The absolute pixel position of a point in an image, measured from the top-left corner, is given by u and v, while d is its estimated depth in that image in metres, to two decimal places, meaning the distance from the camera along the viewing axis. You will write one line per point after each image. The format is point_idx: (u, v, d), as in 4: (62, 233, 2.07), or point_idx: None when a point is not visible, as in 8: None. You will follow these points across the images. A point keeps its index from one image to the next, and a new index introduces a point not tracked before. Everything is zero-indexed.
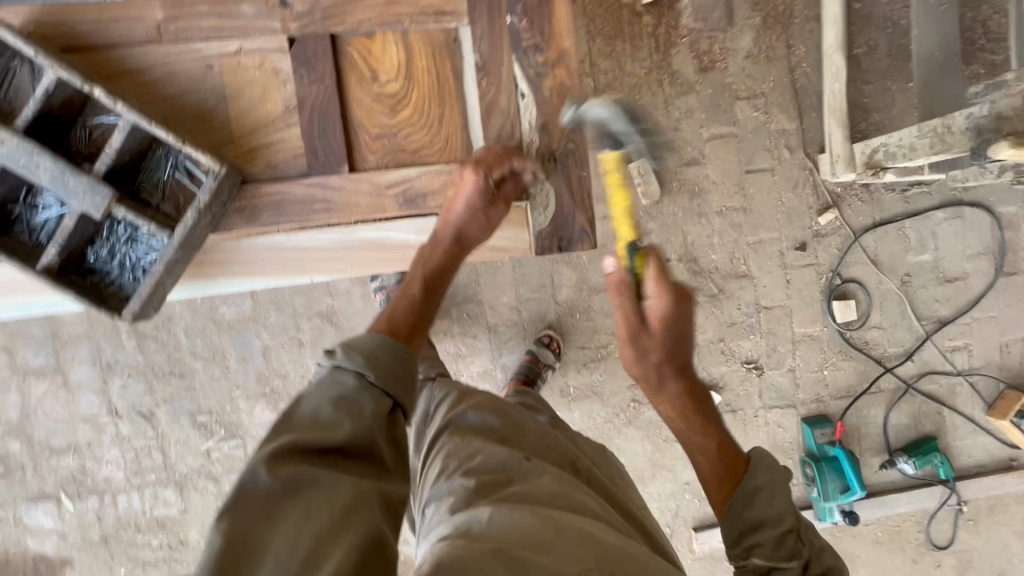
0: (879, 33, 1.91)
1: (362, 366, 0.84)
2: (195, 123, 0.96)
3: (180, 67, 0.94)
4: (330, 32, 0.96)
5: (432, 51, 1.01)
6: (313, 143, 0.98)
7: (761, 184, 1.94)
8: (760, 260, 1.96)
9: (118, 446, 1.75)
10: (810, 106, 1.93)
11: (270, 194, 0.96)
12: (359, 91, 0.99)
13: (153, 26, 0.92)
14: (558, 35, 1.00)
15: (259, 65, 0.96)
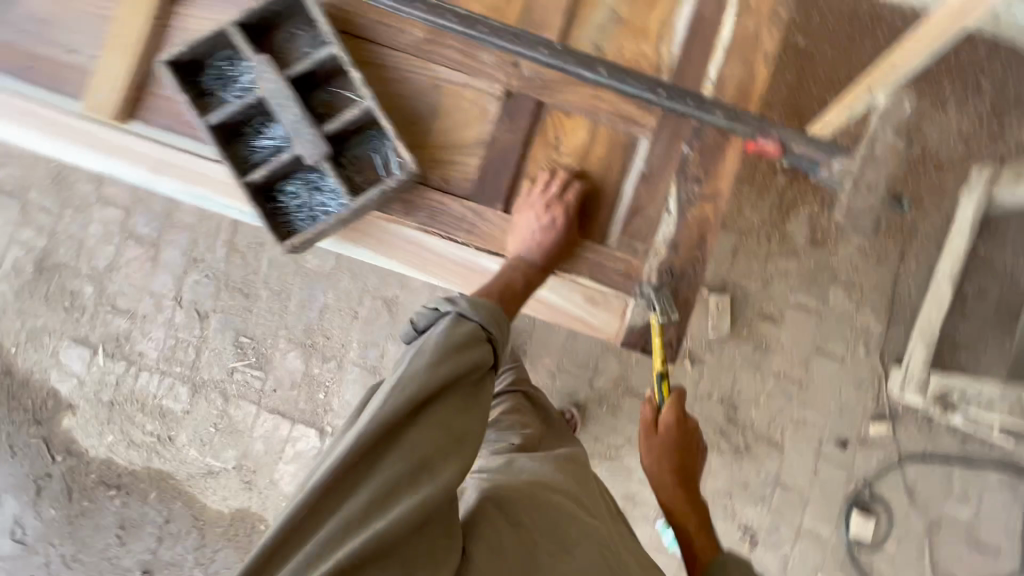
0: (992, 282, 1.94)
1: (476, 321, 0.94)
2: (402, 120, 1.10)
3: (414, 77, 1.11)
4: (540, 98, 1.10)
5: (613, 146, 1.12)
6: (484, 177, 1.12)
7: (826, 368, 1.94)
8: (796, 437, 1.94)
9: (165, 330, 1.89)
10: (901, 318, 1.95)
11: (429, 202, 1.10)
12: (538, 151, 1.12)
13: (412, 40, 1.10)
14: (719, 179, 1.10)
15: (474, 100, 1.11)
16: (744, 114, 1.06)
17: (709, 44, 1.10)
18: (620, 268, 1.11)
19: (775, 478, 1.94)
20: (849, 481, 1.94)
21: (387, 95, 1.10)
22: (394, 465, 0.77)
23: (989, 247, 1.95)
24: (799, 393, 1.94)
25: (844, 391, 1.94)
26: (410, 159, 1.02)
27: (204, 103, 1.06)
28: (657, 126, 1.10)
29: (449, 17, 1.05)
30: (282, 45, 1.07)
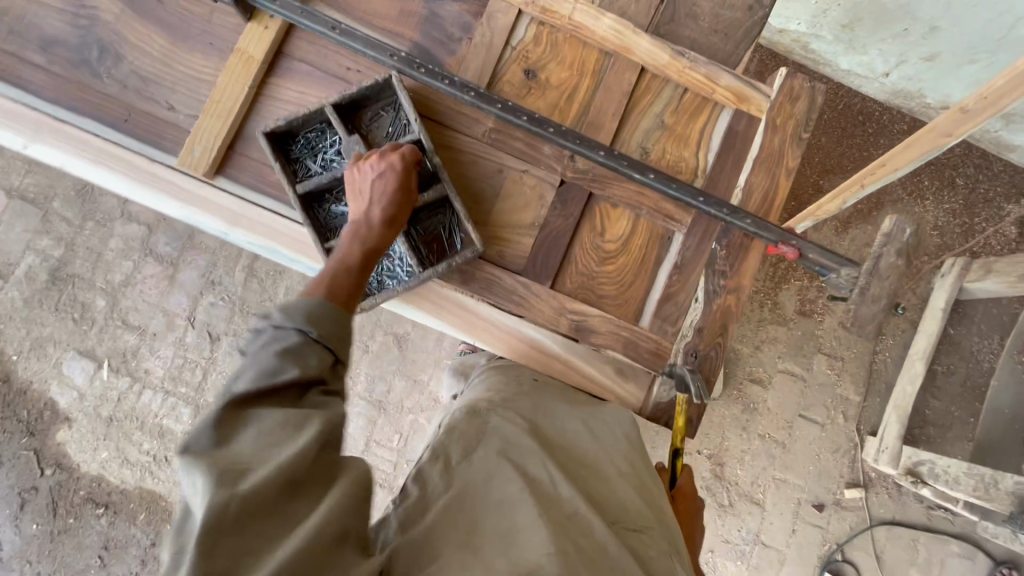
0: (958, 363, 2.11)
1: (300, 325, 0.82)
2: (465, 197, 1.14)
3: (481, 162, 1.15)
4: (592, 189, 1.15)
5: (652, 238, 1.16)
6: (534, 257, 1.14)
7: (808, 432, 2.06)
8: (777, 497, 2.04)
9: (174, 349, 1.90)
10: (877, 390, 2.09)
11: (480, 271, 1.12)
12: (585, 236, 1.15)
13: (482, 128, 1.14)
14: (742, 275, 1.14)
15: (533, 187, 1.15)
16: (769, 222, 1.11)
17: (741, 157, 1.14)
18: (651, 347, 1.14)
19: (755, 535, 2.03)
20: (823, 542, 2.03)
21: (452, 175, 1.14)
22: (244, 462, 0.69)
23: (958, 330, 2.12)
24: (782, 455, 2.05)
25: (823, 455, 2.06)
26: (478, 237, 1.08)
27: (293, 169, 1.14)
28: (693, 223, 1.14)
29: (515, 112, 1.09)
30: (369, 124, 1.15)
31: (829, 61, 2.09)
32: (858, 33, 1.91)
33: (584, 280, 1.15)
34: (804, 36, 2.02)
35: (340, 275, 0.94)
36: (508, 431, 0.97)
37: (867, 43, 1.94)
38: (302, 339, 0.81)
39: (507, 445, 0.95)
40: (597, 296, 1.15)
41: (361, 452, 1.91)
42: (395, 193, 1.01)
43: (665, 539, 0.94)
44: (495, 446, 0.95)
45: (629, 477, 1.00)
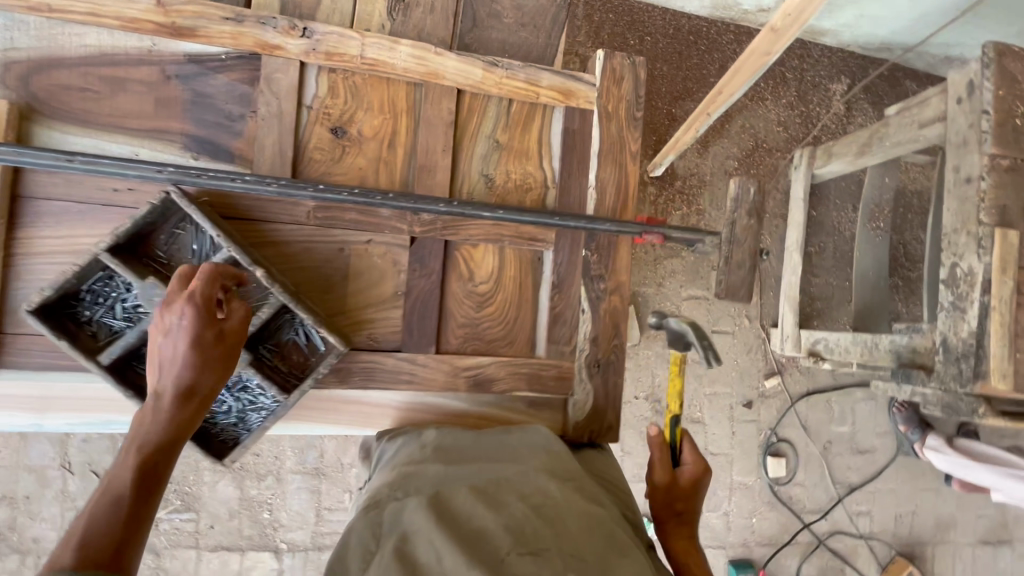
0: (826, 239, 2.33)
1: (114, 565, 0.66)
2: (316, 293, 1.10)
3: (319, 247, 1.10)
4: (446, 238, 1.14)
5: (521, 265, 1.20)
6: (410, 324, 1.13)
7: (723, 344, 2.23)
8: (713, 410, 2.21)
9: (59, 504, 1.64)
10: (769, 285, 2.28)
11: (365, 361, 1.11)
12: (454, 287, 1.16)
13: (306, 212, 1.08)
14: (619, 271, 1.22)
15: (383, 255, 1.13)
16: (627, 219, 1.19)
17: (584, 154, 1.21)
18: (554, 374, 1.20)
19: (704, 449, 2.21)
20: (759, 432, 2.26)
21: (297, 276, 1.09)
22: None
23: (820, 210, 2.33)
24: (707, 372, 2.21)
25: (740, 359, 2.24)
26: (337, 339, 1.02)
27: (90, 333, 1.03)
28: (557, 239, 1.18)
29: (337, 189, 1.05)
30: (167, 251, 1.05)
31: None
32: None
33: (468, 329, 1.17)
34: None
35: (105, 488, 0.73)
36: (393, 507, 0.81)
37: None
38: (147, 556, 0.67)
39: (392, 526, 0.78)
40: (490, 346, 1.18)
41: (315, 526, 1.81)
42: (196, 352, 0.86)
43: (624, 546, 0.82)
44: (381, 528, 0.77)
45: (548, 491, 0.89)
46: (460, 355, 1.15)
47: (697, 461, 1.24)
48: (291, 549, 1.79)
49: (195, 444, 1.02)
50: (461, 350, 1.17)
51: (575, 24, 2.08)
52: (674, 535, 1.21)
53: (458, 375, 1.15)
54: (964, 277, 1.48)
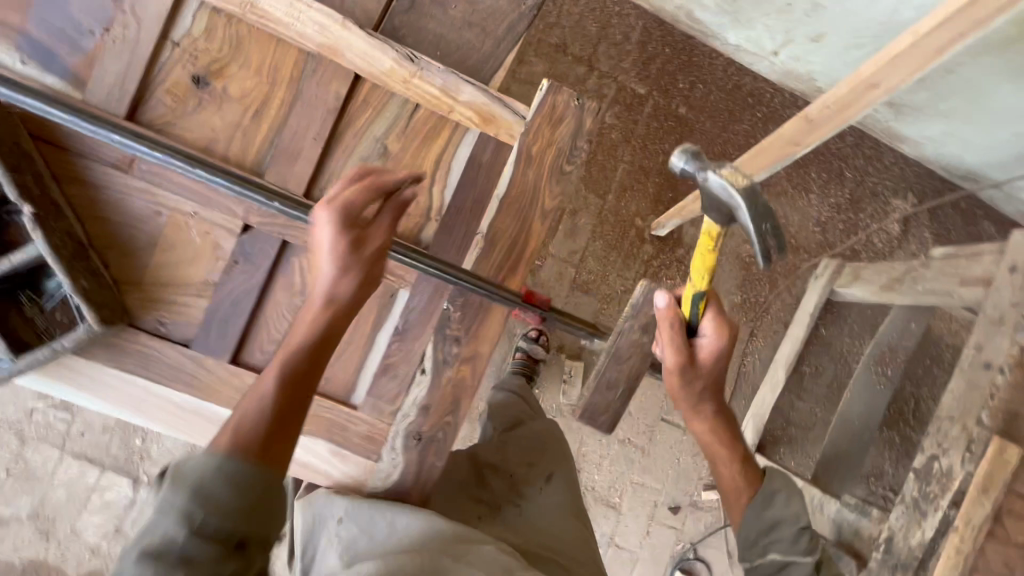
0: (826, 363, 2.03)
1: (183, 499, 0.65)
2: (111, 251, 0.97)
3: (132, 202, 0.96)
4: (282, 239, 0.98)
5: (368, 297, 1.05)
6: (209, 321, 0.98)
7: (668, 436, 2.01)
8: (633, 500, 2.00)
9: None
10: (743, 392, 2.02)
11: (142, 345, 0.96)
12: (277, 296, 1.00)
13: (127, 159, 0.94)
14: (479, 340, 1.05)
15: (203, 234, 0.98)
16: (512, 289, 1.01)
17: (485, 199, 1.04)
18: (364, 431, 1.06)
19: (609, 538, 2.00)
20: (677, 541, 2.03)
21: (97, 226, 0.96)
22: None
23: (831, 330, 2.03)
24: (640, 459, 2.00)
25: (682, 458, 2.02)
26: (93, 316, 0.87)
27: None
28: (416, 283, 1.04)
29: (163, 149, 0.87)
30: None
31: (716, 33, 1.83)
32: (741, 5, 1.65)
33: (280, 347, 1.01)
34: (688, 3, 1.75)
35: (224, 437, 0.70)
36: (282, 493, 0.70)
37: (751, 16, 1.69)
38: (185, 509, 0.64)
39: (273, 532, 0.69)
40: None
41: None
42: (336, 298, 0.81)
43: None
44: (263, 532, 0.68)
45: None
46: (254, 373, 1.00)
47: (720, 324, 0.93)
48: (149, 483, 1.77)
49: None
50: (263, 368, 1.01)
51: (625, 47, 1.85)
52: (696, 421, 1.02)
53: (246, 398, 1.00)
54: (940, 475, 1.22)
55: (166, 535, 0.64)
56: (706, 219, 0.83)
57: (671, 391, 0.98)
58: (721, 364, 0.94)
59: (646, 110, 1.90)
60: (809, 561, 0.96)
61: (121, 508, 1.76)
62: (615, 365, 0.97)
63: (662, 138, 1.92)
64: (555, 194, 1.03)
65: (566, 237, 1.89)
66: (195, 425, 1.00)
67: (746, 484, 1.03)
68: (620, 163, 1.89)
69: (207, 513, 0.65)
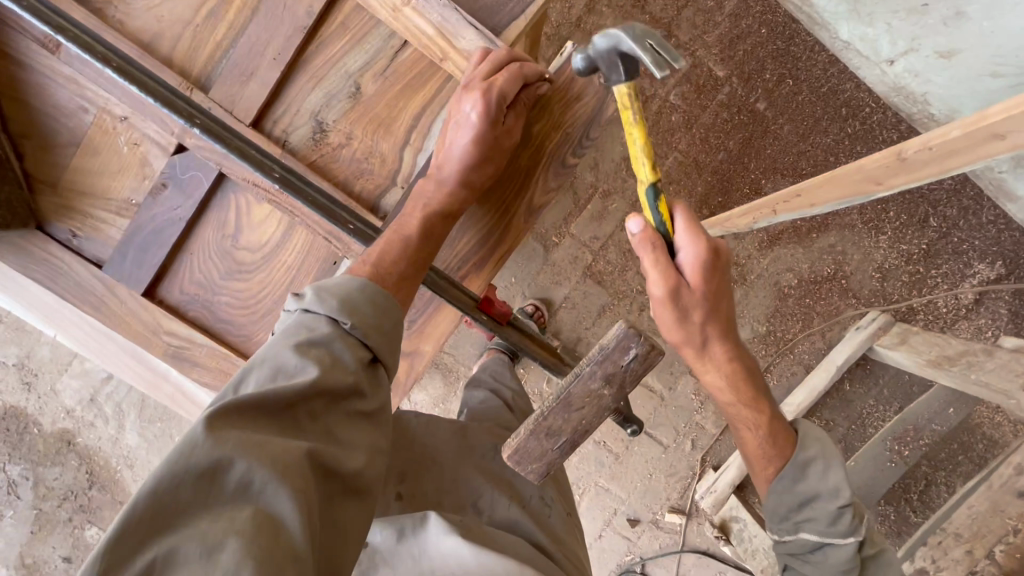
0: (840, 419, 1.78)
1: (335, 314, 0.77)
2: (31, 144, 0.94)
3: (58, 97, 0.92)
4: (218, 171, 0.92)
5: (308, 253, 0.98)
6: (127, 246, 0.95)
7: (646, 449, 1.90)
8: (593, 502, 1.93)
9: None
10: None
11: (52, 254, 0.96)
12: (206, 233, 0.97)
13: (51, 43, 0.87)
14: (423, 337, 1.00)
15: (132, 146, 0.94)
16: (466, 292, 0.95)
17: None
18: None
19: None
20: (628, 553, 1.96)
21: (19, 113, 0.93)
22: None
23: (857, 386, 1.78)
24: (611, 464, 1.91)
25: (654, 475, 1.91)
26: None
27: None
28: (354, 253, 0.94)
29: (76, 29, 0.79)
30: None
31: (826, 23, 1.54)
32: None
33: (202, 289, 0.99)
34: None
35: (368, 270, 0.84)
36: (391, 357, 0.82)
37: (874, 10, 1.40)
38: (331, 332, 0.75)
39: (381, 392, 0.77)
40: (218, 321, 1.00)
41: None
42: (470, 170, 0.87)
43: None
44: (371, 389, 0.77)
45: None
46: (169, 312, 0.98)
47: (698, 231, 0.80)
48: None
49: None
50: (182, 305, 1.00)
51: (715, 18, 1.61)
52: (708, 371, 0.92)
53: (157, 336, 0.98)
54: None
55: (308, 351, 0.72)
56: (613, 85, 0.75)
57: (669, 330, 0.86)
58: (710, 279, 0.81)
59: (717, 97, 1.65)
60: (851, 543, 0.89)
61: (98, 379, 1.82)
62: (560, 415, 0.68)
63: (729, 133, 1.67)
64: (547, 191, 0.96)
65: (592, 219, 1.72)
66: (109, 352, 1.05)
67: (778, 448, 0.97)
68: (674, 151, 1.67)
69: (348, 334, 0.76)
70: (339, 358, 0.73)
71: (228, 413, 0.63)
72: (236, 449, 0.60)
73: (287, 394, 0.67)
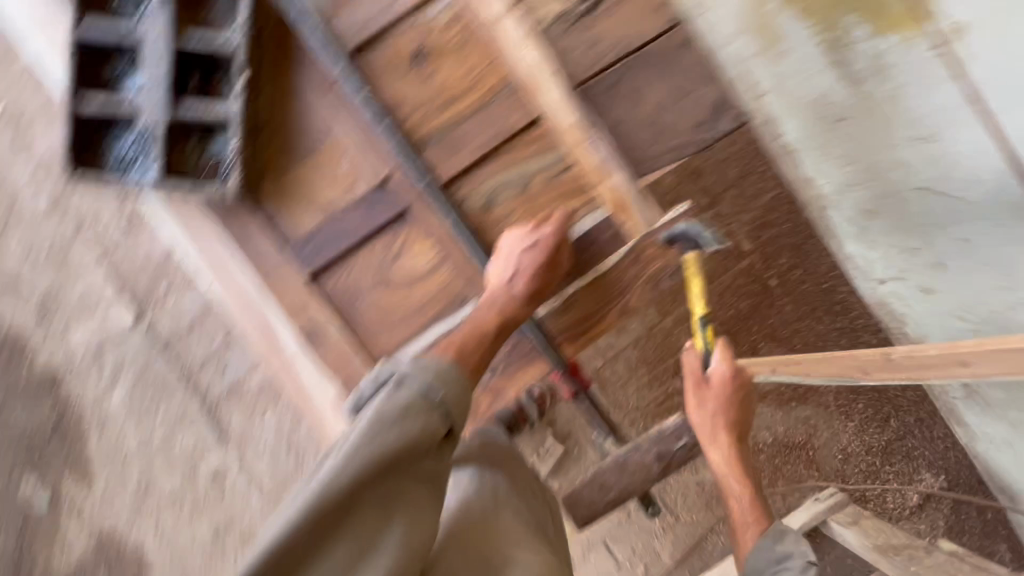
0: None
1: (424, 388, 0.92)
2: (276, 141, 1.15)
3: (315, 117, 1.15)
4: (408, 207, 1.16)
5: (444, 288, 1.19)
6: (309, 241, 1.15)
7: (600, 561, 1.95)
8: None
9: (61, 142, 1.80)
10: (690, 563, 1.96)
11: (243, 223, 1.14)
12: (377, 250, 1.17)
13: (334, 85, 1.15)
14: (511, 379, 1.22)
15: (351, 171, 1.16)
16: (562, 348, 1.20)
17: (572, 271, 1.18)
18: None
19: None
20: None
21: (278, 118, 1.15)
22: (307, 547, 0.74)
23: None
24: None
25: None
26: (235, 180, 1.09)
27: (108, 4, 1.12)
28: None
29: (363, 87, 1.12)
30: (215, 2, 1.13)
31: (837, 235, 1.91)
32: (873, 225, 1.74)
33: (351, 290, 1.17)
34: (827, 197, 1.84)
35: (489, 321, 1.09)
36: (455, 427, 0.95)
37: (876, 240, 1.78)
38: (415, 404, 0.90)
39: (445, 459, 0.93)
40: (353, 321, 1.17)
41: (180, 332, 1.84)
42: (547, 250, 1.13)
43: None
44: (440, 455, 0.92)
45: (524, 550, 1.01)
46: (320, 297, 1.15)
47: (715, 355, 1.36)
48: (147, 329, 1.84)
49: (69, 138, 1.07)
50: (331, 297, 1.16)
51: (749, 202, 1.92)
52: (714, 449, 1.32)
53: (300, 314, 1.14)
54: None
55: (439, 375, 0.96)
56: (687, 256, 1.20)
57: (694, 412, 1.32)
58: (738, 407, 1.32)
59: (739, 265, 1.95)
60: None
61: (112, 335, 1.84)
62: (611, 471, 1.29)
63: (740, 296, 1.96)
64: (641, 299, 1.20)
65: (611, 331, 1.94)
66: (247, 307, 1.18)
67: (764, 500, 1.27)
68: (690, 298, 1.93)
69: (436, 405, 0.92)
70: (429, 429, 0.89)
71: (343, 485, 0.77)
72: (342, 521, 0.77)
73: (382, 461, 0.82)
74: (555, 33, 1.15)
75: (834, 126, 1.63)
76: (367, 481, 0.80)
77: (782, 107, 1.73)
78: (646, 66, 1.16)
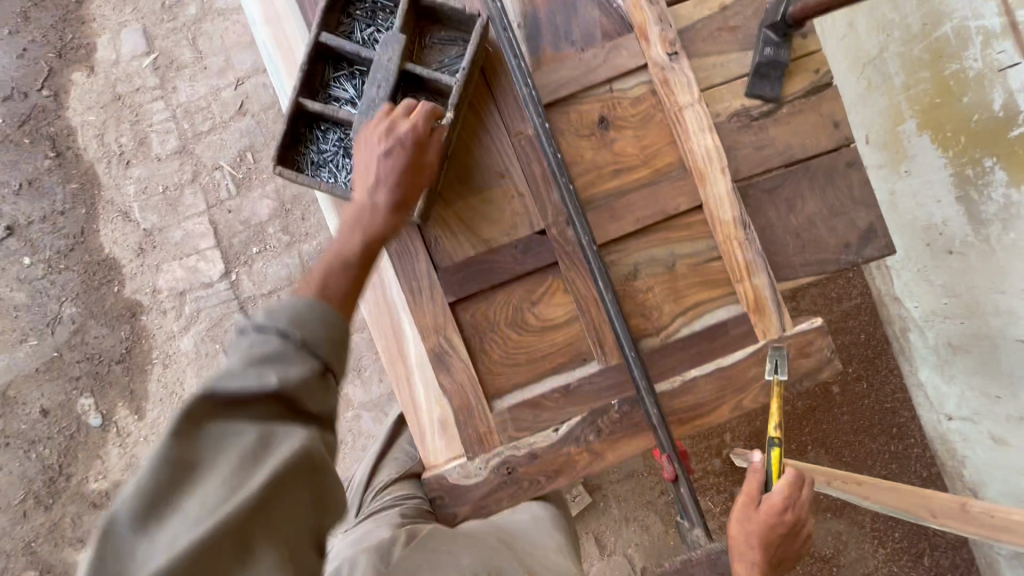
0: None
1: (283, 329, 0.74)
2: (454, 171, 1.19)
3: (495, 154, 1.19)
4: (560, 261, 1.18)
5: (571, 344, 1.20)
6: (455, 269, 1.18)
7: None
8: None
9: (206, 94, 1.92)
10: None
11: (401, 240, 1.17)
12: (518, 293, 1.19)
13: (519, 129, 1.18)
14: (612, 447, 1.18)
15: (512, 213, 1.18)
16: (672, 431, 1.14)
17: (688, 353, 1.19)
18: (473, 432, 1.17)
19: None
20: None
21: (460, 149, 1.19)
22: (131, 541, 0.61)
23: None
24: None
25: None
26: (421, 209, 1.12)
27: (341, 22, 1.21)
28: (612, 367, 1.18)
29: (552, 142, 1.14)
30: (434, 39, 1.22)
31: (911, 358, 1.87)
32: (956, 359, 1.70)
33: (483, 324, 1.20)
34: (911, 320, 1.82)
35: None
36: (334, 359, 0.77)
37: (955, 375, 1.72)
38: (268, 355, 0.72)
39: (329, 399, 0.75)
40: (479, 355, 1.19)
41: (260, 293, 1.92)
42: None
43: None
44: (320, 398, 0.74)
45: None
46: (456, 326, 1.18)
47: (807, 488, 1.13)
48: (232, 283, 1.92)
49: (282, 135, 1.13)
50: (463, 325, 1.19)
51: (834, 306, 1.96)
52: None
53: (430, 334, 1.17)
54: None
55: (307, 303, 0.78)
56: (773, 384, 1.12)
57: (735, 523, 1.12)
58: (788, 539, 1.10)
59: None
60: None
61: (198, 280, 1.92)
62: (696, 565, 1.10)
63: (804, 396, 1.95)
64: (757, 401, 1.18)
65: None
66: (383, 320, 1.22)
67: None
68: None
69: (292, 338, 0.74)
70: (283, 380, 0.70)
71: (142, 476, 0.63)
72: (170, 506, 0.63)
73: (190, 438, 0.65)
74: (729, 127, 1.21)
75: (943, 255, 1.62)
76: (163, 470, 0.64)
77: (898, 227, 1.75)
78: (807, 177, 1.20)
